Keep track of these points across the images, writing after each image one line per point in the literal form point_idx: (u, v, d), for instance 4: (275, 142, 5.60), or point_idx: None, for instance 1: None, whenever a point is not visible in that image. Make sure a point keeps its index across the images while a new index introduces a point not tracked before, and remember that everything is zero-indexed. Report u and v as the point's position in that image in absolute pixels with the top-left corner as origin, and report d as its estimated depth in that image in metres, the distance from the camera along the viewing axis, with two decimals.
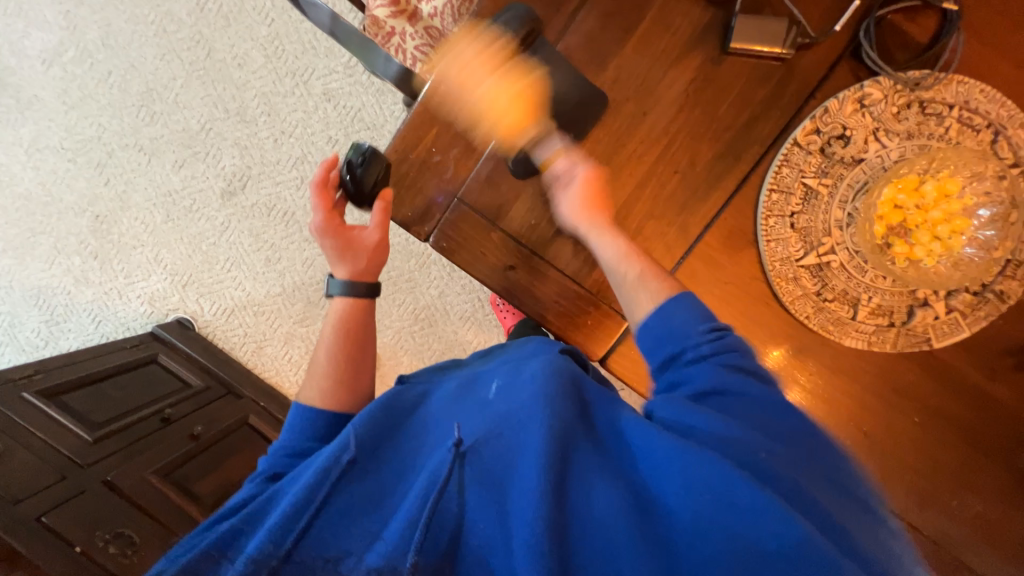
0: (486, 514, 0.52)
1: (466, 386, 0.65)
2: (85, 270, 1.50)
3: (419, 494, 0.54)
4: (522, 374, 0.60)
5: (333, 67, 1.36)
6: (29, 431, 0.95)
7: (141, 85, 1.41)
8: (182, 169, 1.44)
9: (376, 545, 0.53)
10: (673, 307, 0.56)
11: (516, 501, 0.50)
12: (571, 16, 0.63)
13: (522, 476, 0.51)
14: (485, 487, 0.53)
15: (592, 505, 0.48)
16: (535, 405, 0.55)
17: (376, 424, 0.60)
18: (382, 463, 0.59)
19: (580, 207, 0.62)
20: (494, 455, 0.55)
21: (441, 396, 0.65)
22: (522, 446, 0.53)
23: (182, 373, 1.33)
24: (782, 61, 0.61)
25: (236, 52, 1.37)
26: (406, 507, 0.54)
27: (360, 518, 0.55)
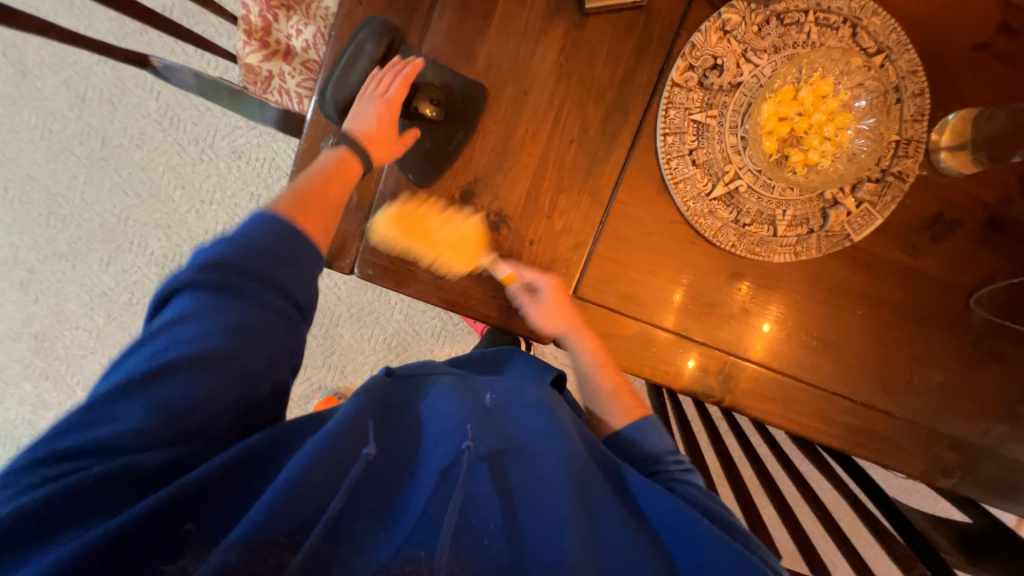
0: (516, 513, 0.53)
1: (460, 380, 0.63)
2: (40, 393, 1.44)
3: (445, 497, 0.50)
4: (523, 396, 0.62)
5: (234, 122, 1.32)
6: None
7: (43, 191, 1.35)
8: (111, 265, 1.39)
9: (391, 541, 0.47)
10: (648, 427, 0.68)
11: (549, 500, 0.54)
12: (428, 16, 0.62)
13: (556, 477, 0.55)
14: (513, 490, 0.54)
15: (607, 542, 0.54)
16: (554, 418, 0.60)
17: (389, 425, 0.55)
18: (389, 451, 0.53)
19: (551, 321, 0.66)
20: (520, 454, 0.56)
21: (434, 385, 0.62)
22: (548, 452, 0.57)
23: None
24: (640, 9, 0.62)
25: (131, 134, 1.33)
26: (425, 510, 0.50)
27: (379, 519, 0.49)
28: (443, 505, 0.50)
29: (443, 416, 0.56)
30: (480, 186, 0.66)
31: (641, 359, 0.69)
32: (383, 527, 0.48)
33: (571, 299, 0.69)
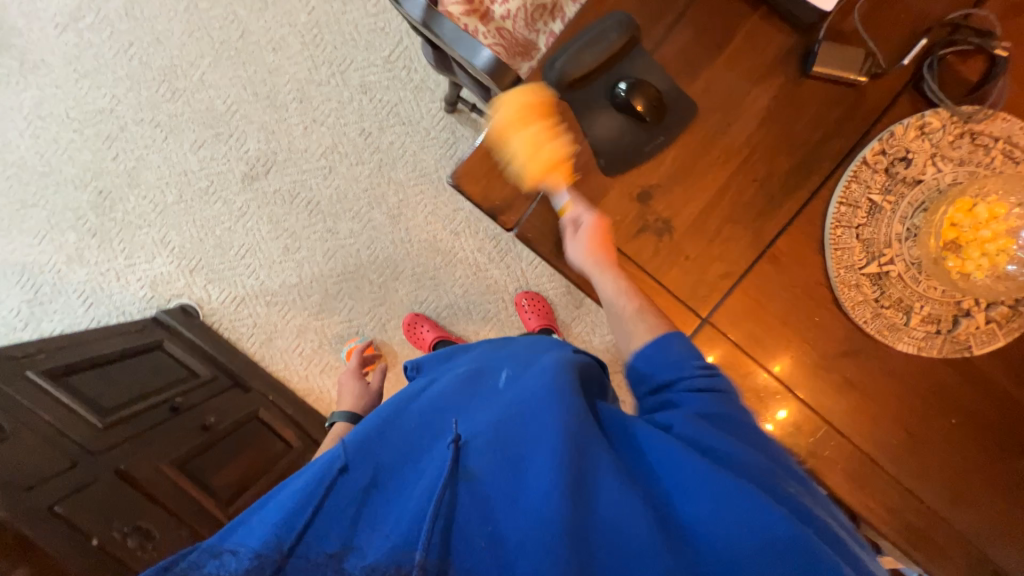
0: (496, 513, 0.56)
1: (474, 372, 0.73)
2: (80, 248, 1.40)
3: (425, 483, 0.59)
4: (531, 367, 0.70)
5: (372, 60, 1.36)
6: (38, 415, 0.87)
7: (165, 59, 1.35)
8: (201, 149, 1.38)
9: (382, 531, 0.57)
10: (668, 344, 0.62)
11: (526, 494, 0.55)
12: (668, 29, 0.67)
13: (535, 464, 0.56)
14: (492, 479, 0.58)
15: (611, 508, 0.52)
16: (545, 394, 0.61)
17: (386, 434, 0.67)
18: (388, 447, 0.66)
19: (588, 249, 0.66)
20: (505, 445, 0.60)
21: (448, 381, 0.73)
22: (531, 438, 0.59)
23: (187, 361, 1.26)
24: (854, 88, 0.67)
25: (271, 36, 1.35)
26: (412, 497, 0.59)
27: (373, 524, 0.58)
28: (422, 501, 0.57)
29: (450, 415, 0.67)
30: (658, 192, 0.69)
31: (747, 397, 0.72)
32: (381, 523, 0.58)
33: (702, 321, 0.71)
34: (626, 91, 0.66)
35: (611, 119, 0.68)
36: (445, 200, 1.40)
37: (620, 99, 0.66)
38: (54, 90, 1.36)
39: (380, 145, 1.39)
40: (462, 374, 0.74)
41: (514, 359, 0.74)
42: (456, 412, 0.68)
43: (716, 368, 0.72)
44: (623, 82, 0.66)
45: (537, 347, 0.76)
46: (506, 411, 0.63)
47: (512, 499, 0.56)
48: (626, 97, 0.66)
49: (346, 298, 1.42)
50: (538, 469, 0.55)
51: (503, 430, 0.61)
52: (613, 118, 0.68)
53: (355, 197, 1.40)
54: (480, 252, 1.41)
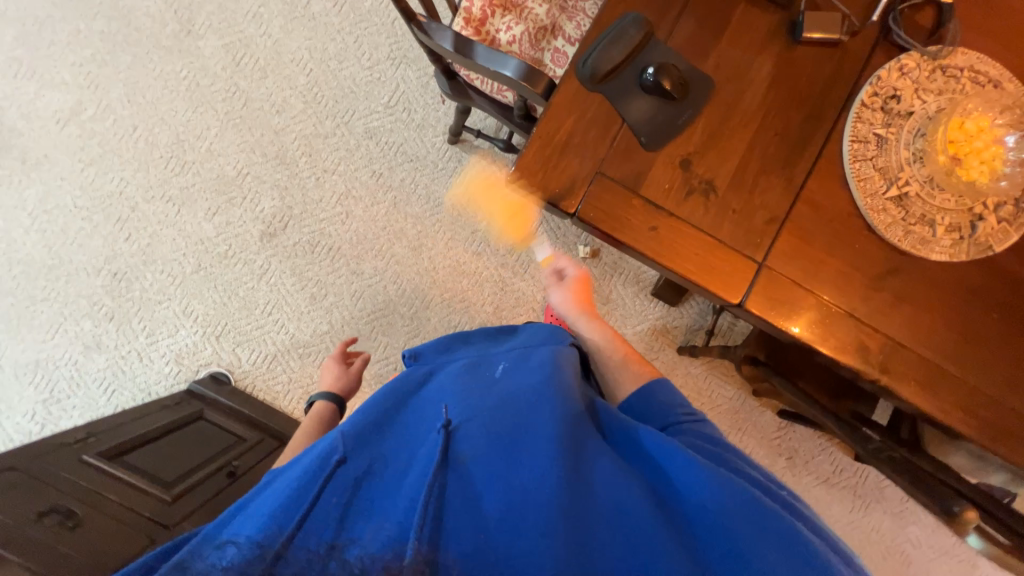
0: (496, 493, 0.56)
1: (473, 363, 0.74)
2: (96, 335, 1.35)
3: (425, 473, 0.58)
4: (530, 358, 0.73)
5: (374, 107, 1.44)
6: (104, 496, 0.83)
7: (171, 136, 1.39)
8: (216, 216, 1.40)
9: (380, 520, 0.55)
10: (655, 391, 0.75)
11: (521, 475, 0.57)
12: (675, 20, 0.77)
13: (536, 444, 0.59)
14: (486, 462, 0.58)
15: (605, 484, 0.57)
16: (542, 388, 0.66)
17: (378, 424, 0.66)
18: (385, 438, 0.65)
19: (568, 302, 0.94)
20: (501, 431, 0.61)
21: (448, 372, 0.74)
22: (529, 422, 0.62)
23: (230, 426, 1.21)
24: (839, 46, 0.79)
25: (274, 100, 1.42)
26: (411, 489, 0.57)
27: (369, 512, 0.56)
28: (416, 490, 0.57)
29: (445, 402, 0.67)
30: (696, 158, 0.77)
31: (816, 327, 0.78)
32: (377, 514, 0.56)
33: (759, 266, 0.77)
34: (651, 75, 0.75)
35: (644, 100, 0.76)
36: (462, 223, 1.45)
37: (649, 82, 0.75)
38: (59, 182, 1.37)
39: (393, 183, 1.44)
40: (459, 369, 0.73)
41: (512, 351, 0.76)
42: (448, 399, 0.67)
43: (782, 305, 0.78)
44: (649, 68, 0.75)
45: (535, 338, 0.79)
46: (510, 399, 0.65)
47: (505, 479, 0.57)
48: (653, 80, 0.74)
49: (381, 336, 1.41)
50: (538, 448, 0.58)
51: (506, 417, 0.63)
52: (645, 99, 0.76)
53: (374, 236, 1.43)
54: (503, 267, 1.46)
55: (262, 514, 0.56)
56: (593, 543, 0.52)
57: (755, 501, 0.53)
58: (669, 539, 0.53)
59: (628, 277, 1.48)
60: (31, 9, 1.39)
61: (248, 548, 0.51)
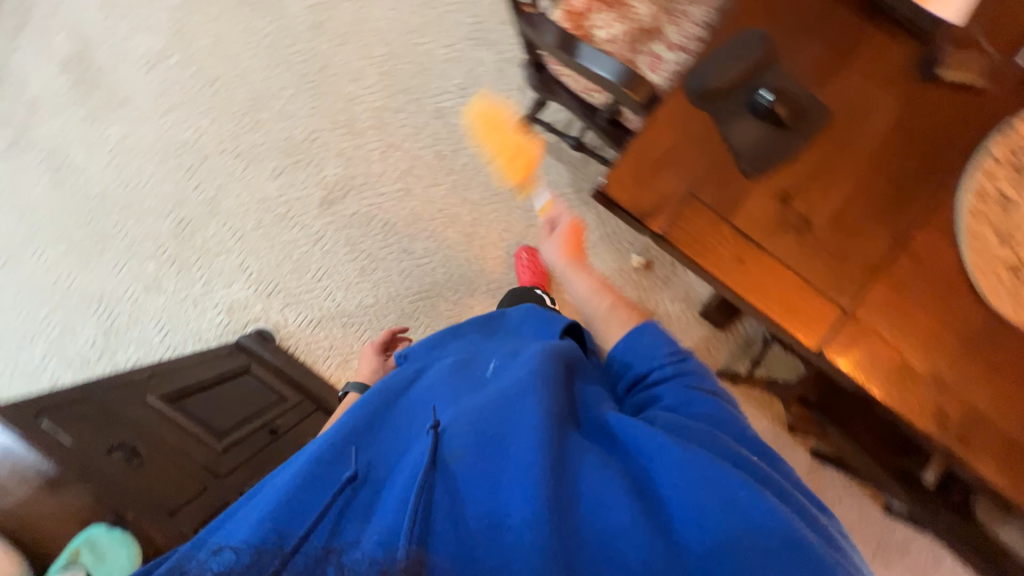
0: (483, 494, 0.52)
1: (464, 361, 0.72)
2: (157, 276, 1.41)
3: (416, 470, 0.56)
4: (519, 354, 0.68)
5: (446, 87, 1.42)
6: (164, 436, 0.87)
7: (247, 92, 1.41)
8: (281, 176, 1.42)
9: (376, 522, 0.52)
10: (642, 336, 0.70)
11: (507, 475, 0.52)
12: (798, 43, 0.73)
13: (520, 443, 0.54)
14: (473, 460, 0.54)
15: (595, 488, 0.52)
16: (528, 379, 0.59)
17: (370, 422, 0.64)
18: (381, 438, 0.63)
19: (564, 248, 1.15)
20: (486, 426, 0.56)
21: (438, 369, 0.72)
22: (513, 418, 0.56)
23: (273, 384, 1.25)
24: (973, 90, 0.73)
25: (350, 68, 1.42)
26: (403, 488, 0.55)
27: (367, 514, 0.54)
28: (409, 487, 0.54)
29: (438, 403, 0.65)
30: (796, 191, 0.73)
31: (896, 386, 0.74)
32: (373, 516, 0.54)
33: (843, 313, 0.74)
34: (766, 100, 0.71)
35: (753, 124, 0.72)
36: (518, 216, 1.44)
37: (761, 107, 0.71)
38: (139, 123, 1.41)
39: (455, 166, 1.43)
40: (450, 365, 0.72)
41: (504, 349, 0.72)
42: (440, 399, 0.65)
43: (863, 358, 0.74)
44: (764, 89, 0.71)
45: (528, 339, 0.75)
46: (496, 392, 0.60)
47: (491, 480, 0.53)
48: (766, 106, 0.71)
49: (423, 317, 1.42)
50: (521, 450, 0.53)
51: (489, 414, 0.57)
52: (754, 123, 0.72)
53: (430, 216, 1.43)
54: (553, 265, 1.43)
55: (256, 513, 0.55)
56: (580, 550, 0.48)
57: (762, 515, 0.48)
58: (662, 554, 0.48)
59: (679, 296, 1.44)
60: None
61: (245, 552, 0.48)
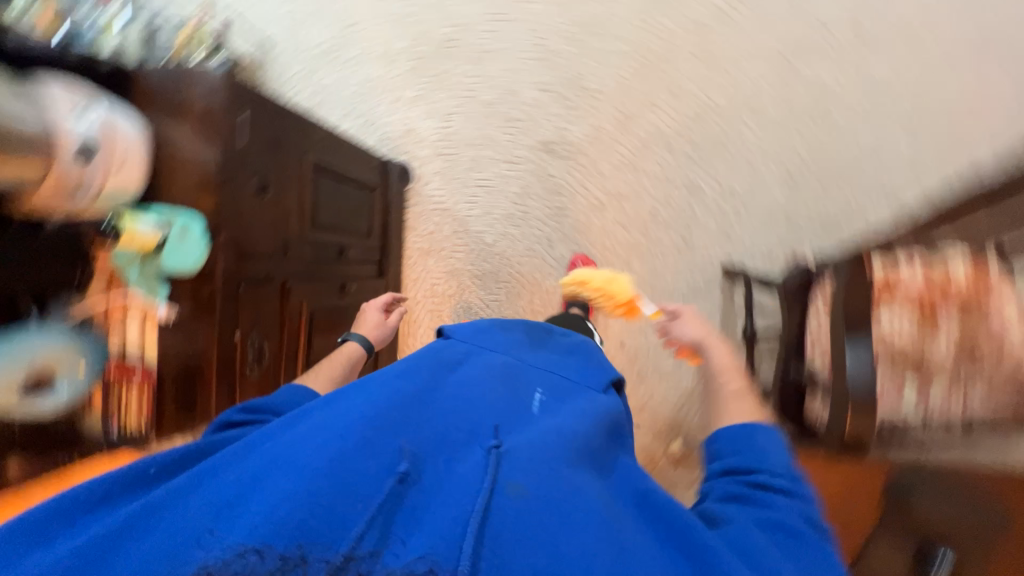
0: (536, 550, 0.44)
1: (511, 371, 0.68)
2: (393, 55, 1.45)
3: (472, 485, 0.48)
4: (570, 406, 0.65)
5: (721, 177, 1.29)
6: (285, 190, 0.91)
7: (595, 9, 1.35)
8: (541, 92, 1.39)
9: (415, 540, 0.43)
10: (760, 437, 0.61)
11: (569, 539, 0.45)
12: None
13: (574, 500, 0.48)
14: (536, 504, 0.47)
15: None
16: (576, 443, 0.56)
17: (411, 397, 0.57)
18: (419, 416, 0.55)
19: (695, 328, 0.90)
20: (546, 468, 0.51)
21: (486, 366, 0.68)
22: (574, 483, 0.50)
23: (373, 218, 1.28)
24: None
25: (679, 80, 1.32)
26: (457, 499, 0.47)
27: (404, 522, 0.45)
28: (461, 501, 0.46)
29: (484, 404, 0.59)
30: None
31: None
32: (412, 526, 0.45)
33: None
34: None
35: None
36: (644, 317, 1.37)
37: None
38: None
39: (653, 232, 1.35)
40: (497, 367, 0.68)
41: (558, 386, 0.70)
42: (484, 401, 0.60)
43: None
44: None
45: (576, 380, 0.72)
46: (548, 437, 0.56)
47: (545, 529, 0.46)
48: None
49: (502, 292, 1.44)
50: (576, 506, 0.48)
51: (542, 456, 0.52)
52: None
53: (592, 240, 1.39)
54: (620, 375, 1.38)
55: (253, 489, 0.45)
56: None
57: None
58: None
59: None
60: None
61: (234, 554, 0.39)
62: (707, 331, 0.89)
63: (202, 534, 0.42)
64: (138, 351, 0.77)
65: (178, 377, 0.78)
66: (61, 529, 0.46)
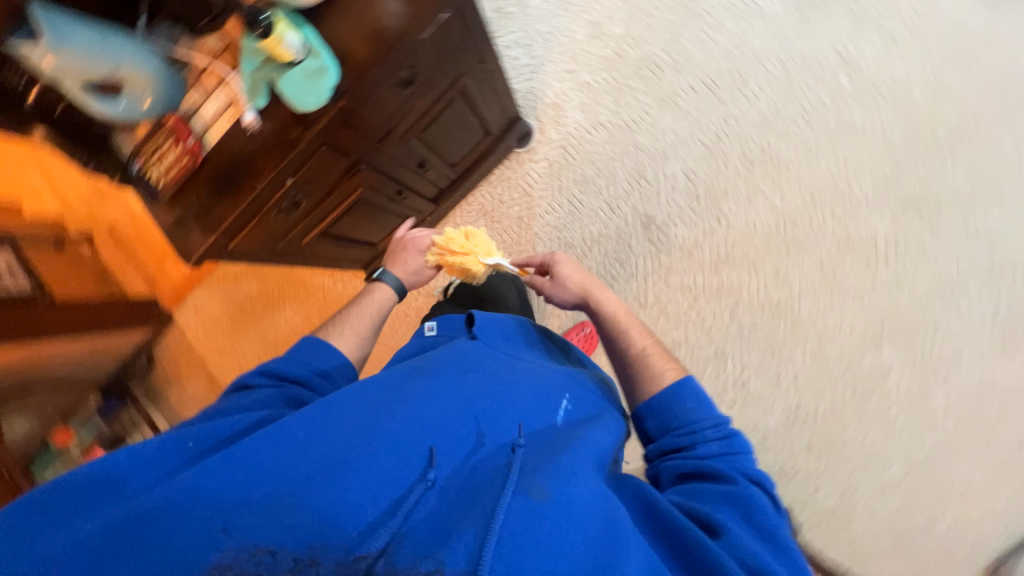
0: (533, 551, 0.47)
1: (548, 382, 0.72)
2: (602, 34, 1.37)
3: (487, 490, 0.52)
4: (593, 422, 0.69)
5: (748, 372, 1.29)
6: (423, 93, 0.87)
7: (787, 154, 1.29)
8: (684, 176, 1.34)
9: (429, 536, 0.46)
10: (683, 397, 0.69)
11: (562, 547, 0.48)
12: None
13: (575, 501, 0.53)
14: (552, 510, 0.50)
15: None
16: (583, 452, 0.60)
17: (439, 395, 0.62)
18: (456, 421, 0.59)
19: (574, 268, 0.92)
20: (553, 471, 0.55)
21: (529, 376, 0.71)
22: (574, 486, 0.54)
23: (466, 155, 1.25)
24: None
25: (792, 270, 1.28)
26: (475, 502, 0.51)
27: (424, 518, 0.49)
28: (475, 504, 0.50)
29: (516, 417, 0.63)
30: None
31: None
32: (429, 521, 0.48)
33: None
34: None
35: None
36: None
37: None
38: (773, 35, 1.29)
39: None
40: (536, 377, 0.72)
41: (573, 392, 0.73)
42: (515, 412, 0.64)
43: None
44: None
45: (594, 398, 0.75)
46: (557, 448, 0.60)
47: (550, 535, 0.49)
48: None
49: None
50: (575, 509, 0.52)
51: (551, 463, 0.56)
52: None
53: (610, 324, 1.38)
54: None
55: (280, 476, 0.49)
56: None
57: None
58: None
59: None
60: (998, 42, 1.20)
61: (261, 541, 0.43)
62: (580, 275, 0.91)
63: (232, 521, 0.45)
64: (203, 123, 0.76)
65: (215, 169, 0.77)
66: (87, 506, 0.48)
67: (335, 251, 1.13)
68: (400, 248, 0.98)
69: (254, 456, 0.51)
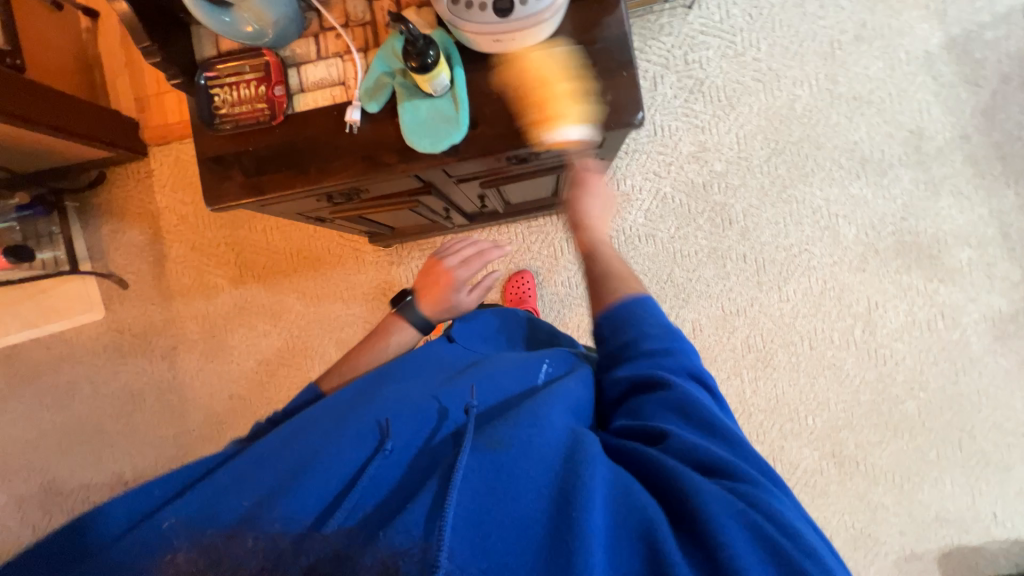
0: (491, 487, 0.47)
1: (507, 362, 0.74)
2: (702, 160, 1.36)
3: (443, 450, 0.54)
4: (568, 383, 0.69)
5: None
6: (524, 169, 0.83)
7: (778, 359, 1.36)
8: (690, 326, 1.38)
9: (385, 500, 0.49)
10: (635, 305, 0.71)
11: (520, 477, 0.49)
12: None
13: (535, 441, 0.53)
14: (511, 451, 0.51)
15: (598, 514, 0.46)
16: (540, 404, 0.60)
17: (403, 389, 0.64)
18: (409, 402, 0.61)
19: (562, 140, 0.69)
20: (507, 424, 0.56)
21: (491, 363, 0.74)
22: (524, 430, 0.54)
23: (523, 202, 1.21)
24: None
25: None
26: (431, 463, 0.52)
27: (382, 482, 0.50)
28: (428, 465, 0.52)
29: (466, 387, 0.65)
30: None
31: None
32: (385, 483, 0.50)
33: None
34: None
35: None
36: None
37: None
38: (833, 255, 1.35)
39: None
40: (499, 362, 0.74)
41: (541, 364, 0.74)
42: (467, 386, 0.65)
43: None
44: None
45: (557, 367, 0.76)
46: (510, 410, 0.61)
47: (506, 475, 0.49)
48: None
49: None
50: (531, 450, 0.52)
51: (508, 418, 0.57)
52: None
53: None
54: None
55: (250, 483, 0.50)
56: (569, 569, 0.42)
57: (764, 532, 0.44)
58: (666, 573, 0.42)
59: None
60: (982, 375, 1.33)
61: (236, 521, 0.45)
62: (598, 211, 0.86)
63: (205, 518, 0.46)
64: (302, 84, 0.69)
65: (289, 138, 0.68)
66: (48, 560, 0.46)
67: (352, 225, 1.07)
68: (428, 273, 0.95)
69: (225, 471, 0.53)
